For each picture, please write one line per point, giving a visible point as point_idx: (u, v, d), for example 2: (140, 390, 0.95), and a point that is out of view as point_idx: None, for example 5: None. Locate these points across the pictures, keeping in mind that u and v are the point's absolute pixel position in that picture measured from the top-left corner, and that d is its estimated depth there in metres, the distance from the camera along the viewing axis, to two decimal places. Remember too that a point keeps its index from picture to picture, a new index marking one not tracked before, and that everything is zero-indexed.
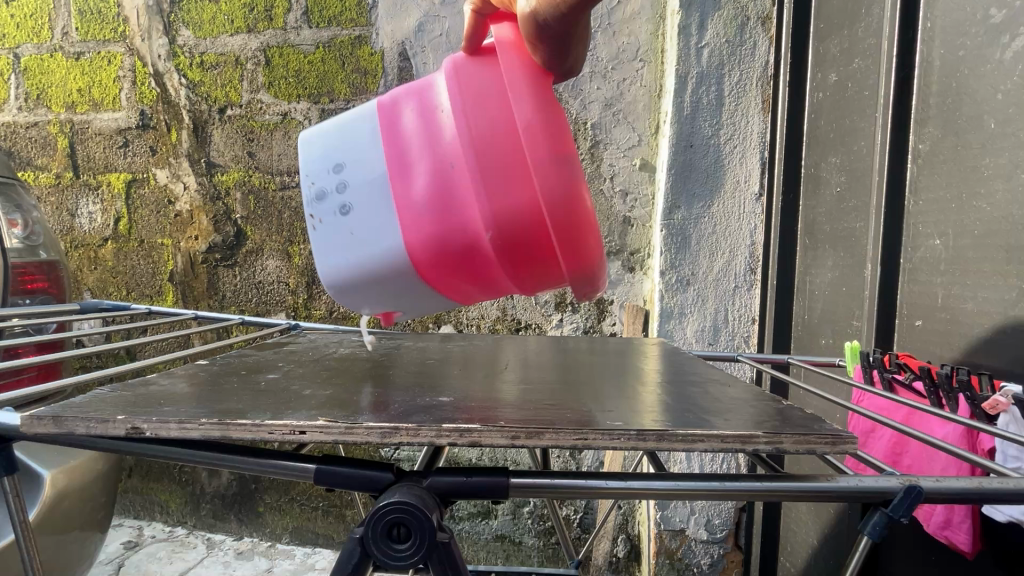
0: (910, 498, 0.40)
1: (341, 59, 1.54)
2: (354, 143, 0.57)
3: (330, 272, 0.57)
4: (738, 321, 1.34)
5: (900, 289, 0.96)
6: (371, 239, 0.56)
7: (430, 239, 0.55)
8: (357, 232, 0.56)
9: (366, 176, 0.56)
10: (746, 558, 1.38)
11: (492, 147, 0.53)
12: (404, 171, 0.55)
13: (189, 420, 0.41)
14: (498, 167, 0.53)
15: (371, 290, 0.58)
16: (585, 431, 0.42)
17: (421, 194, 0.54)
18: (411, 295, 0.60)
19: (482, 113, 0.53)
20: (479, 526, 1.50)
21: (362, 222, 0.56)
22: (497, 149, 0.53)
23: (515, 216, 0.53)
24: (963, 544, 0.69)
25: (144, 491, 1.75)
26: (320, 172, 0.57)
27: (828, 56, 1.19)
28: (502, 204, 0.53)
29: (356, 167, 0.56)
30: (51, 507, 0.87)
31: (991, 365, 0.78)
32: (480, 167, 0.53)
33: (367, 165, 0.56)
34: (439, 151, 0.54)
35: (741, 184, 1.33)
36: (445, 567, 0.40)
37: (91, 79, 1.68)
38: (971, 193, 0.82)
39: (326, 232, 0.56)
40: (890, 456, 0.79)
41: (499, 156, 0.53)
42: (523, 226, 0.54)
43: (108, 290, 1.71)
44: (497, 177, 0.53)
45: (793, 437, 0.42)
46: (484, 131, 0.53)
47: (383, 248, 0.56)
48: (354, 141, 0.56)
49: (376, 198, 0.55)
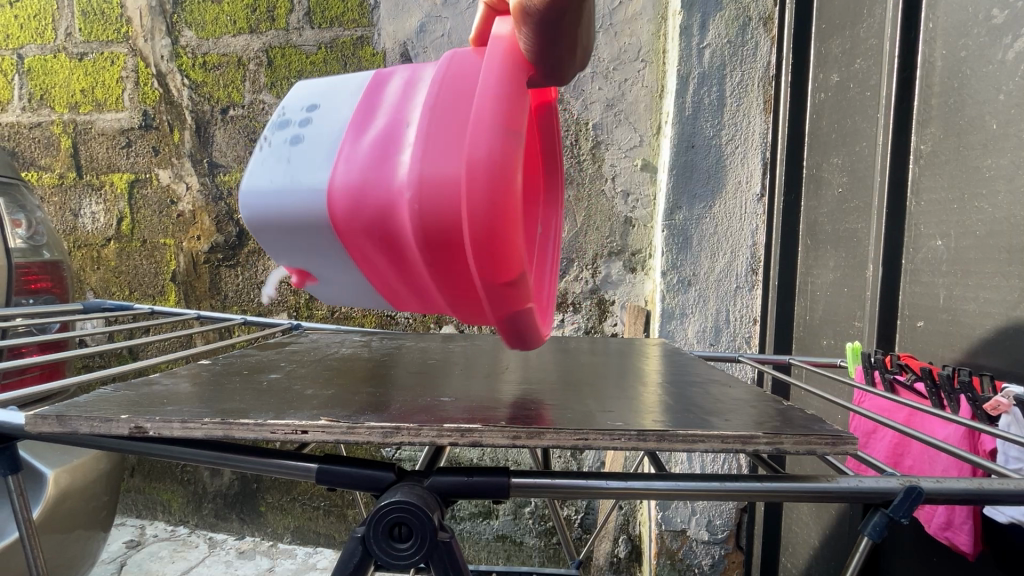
0: (910, 499, 0.40)
1: (343, 59, 1.54)
2: (334, 96, 0.58)
3: (251, 195, 0.55)
4: (739, 322, 1.34)
5: (902, 290, 0.96)
6: (298, 186, 0.54)
7: (359, 195, 0.51)
8: (291, 169, 0.54)
9: (323, 121, 0.56)
10: (747, 559, 1.38)
11: (451, 104, 0.49)
12: (363, 127, 0.53)
13: (192, 419, 0.42)
14: (446, 123, 0.48)
15: (291, 236, 0.55)
16: (586, 431, 0.42)
17: (368, 151, 0.51)
18: (328, 255, 0.56)
19: (453, 72, 0.50)
20: (480, 526, 1.51)
21: (301, 157, 0.54)
22: (451, 108, 0.48)
23: (439, 185, 0.47)
24: (964, 545, 0.68)
25: (147, 490, 1.76)
26: (297, 111, 0.58)
27: (830, 56, 1.19)
28: (433, 163, 0.47)
29: (322, 119, 0.56)
30: (54, 506, 0.87)
31: (993, 366, 0.78)
32: (427, 122, 0.48)
33: (332, 118, 0.56)
34: (404, 111, 0.52)
35: (743, 185, 1.33)
36: (445, 568, 0.40)
37: (94, 79, 1.69)
38: (973, 193, 0.82)
39: (269, 165, 0.56)
40: (892, 457, 0.79)
41: (451, 113, 0.48)
42: (444, 199, 0.47)
43: (111, 290, 1.72)
44: (441, 135, 0.48)
45: (794, 438, 0.42)
46: (445, 89, 0.49)
47: (301, 189, 0.53)
48: (334, 95, 0.58)
49: (325, 146, 0.54)
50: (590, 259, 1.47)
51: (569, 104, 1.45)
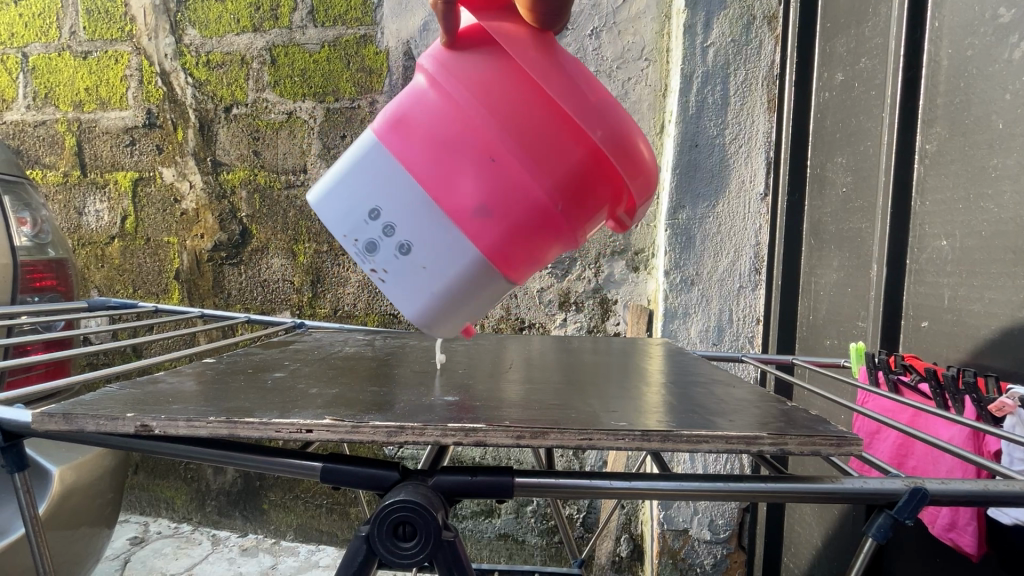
0: (916, 500, 0.40)
1: (346, 58, 1.54)
2: (376, 181, 0.52)
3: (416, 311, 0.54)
4: (743, 322, 1.34)
5: (906, 290, 0.96)
6: (444, 271, 0.53)
7: (512, 233, 0.52)
8: (428, 265, 0.53)
9: (402, 210, 0.52)
10: (749, 558, 1.38)
11: (520, 112, 0.50)
12: (444, 183, 0.51)
13: (197, 418, 0.42)
14: (536, 128, 0.50)
15: (463, 308, 0.55)
16: (590, 431, 0.42)
17: (479, 198, 0.51)
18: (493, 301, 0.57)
19: (486, 83, 0.50)
20: (483, 524, 1.51)
21: (422, 247, 0.52)
22: (524, 113, 0.50)
23: (577, 170, 0.51)
24: (969, 546, 0.69)
25: (151, 487, 1.77)
26: (359, 226, 0.53)
27: (834, 55, 1.18)
28: (556, 164, 0.51)
29: (391, 203, 0.52)
30: (59, 503, 0.88)
31: (998, 367, 0.77)
32: (520, 140, 0.50)
33: (401, 196, 0.52)
34: (473, 143, 0.51)
35: (747, 184, 1.32)
36: (449, 567, 0.40)
37: (98, 78, 1.69)
38: (978, 193, 0.81)
39: (400, 281, 0.54)
40: (896, 457, 0.79)
41: (530, 119, 0.50)
42: (588, 176, 0.52)
43: (115, 288, 1.72)
44: (543, 139, 0.50)
45: (798, 438, 0.42)
46: (498, 103, 0.50)
47: (461, 267, 0.53)
48: (368, 179, 0.53)
49: (431, 228, 0.52)
50: (593, 258, 1.47)
51: None
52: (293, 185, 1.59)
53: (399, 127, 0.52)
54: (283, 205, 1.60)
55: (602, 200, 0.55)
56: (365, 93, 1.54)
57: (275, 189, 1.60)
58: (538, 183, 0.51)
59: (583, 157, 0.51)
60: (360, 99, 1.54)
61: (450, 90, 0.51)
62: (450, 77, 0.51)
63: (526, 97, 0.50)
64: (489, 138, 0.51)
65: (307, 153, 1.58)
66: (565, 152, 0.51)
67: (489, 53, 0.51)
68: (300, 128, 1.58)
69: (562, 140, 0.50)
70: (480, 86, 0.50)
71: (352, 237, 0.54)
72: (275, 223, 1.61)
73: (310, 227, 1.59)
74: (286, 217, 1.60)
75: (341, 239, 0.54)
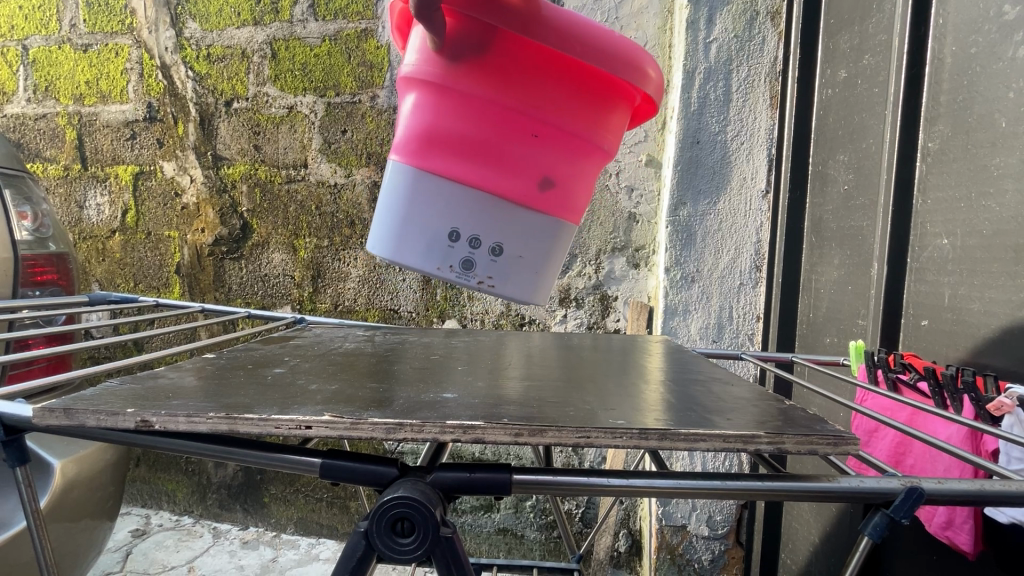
0: (911, 499, 0.40)
1: (347, 52, 1.54)
2: (445, 201, 0.65)
3: (521, 293, 0.70)
4: (743, 319, 1.34)
5: (906, 289, 0.96)
6: (532, 238, 0.69)
7: (570, 180, 0.69)
8: (517, 250, 0.68)
9: (479, 216, 0.66)
10: (747, 554, 1.38)
11: (537, 89, 0.64)
12: (508, 172, 0.66)
13: (197, 414, 0.42)
14: (555, 95, 0.65)
15: (551, 258, 0.71)
16: (587, 429, 0.42)
17: (538, 169, 0.66)
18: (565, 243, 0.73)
19: (502, 78, 0.64)
20: (482, 519, 1.52)
21: (504, 237, 0.67)
22: (540, 90, 0.64)
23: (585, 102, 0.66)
24: (965, 545, 0.69)
25: (152, 480, 1.77)
26: (448, 252, 0.66)
27: (838, 52, 1.18)
28: (582, 115, 0.67)
29: (465, 220, 0.66)
30: (60, 496, 0.88)
31: (998, 366, 0.77)
32: (550, 112, 0.65)
33: (470, 207, 0.66)
34: (517, 130, 0.65)
35: (748, 181, 1.32)
36: (447, 563, 0.40)
37: (98, 71, 1.69)
38: (980, 192, 0.81)
39: (503, 279, 0.69)
40: (894, 456, 0.79)
41: (547, 92, 0.65)
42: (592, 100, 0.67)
43: (116, 282, 1.73)
44: (564, 102, 0.65)
45: (796, 438, 0.42)
46: (517, 92, 0.64)
47: (541, 230, 0.69)
48: (442, 205, 0.65)
49: (511, 213, 0.67)
50: (593, 254, 1.47)
51: None
52: (294, 179, 1.59)
53: (444, 145, 0.64)
54: (284, 200, 1.60)
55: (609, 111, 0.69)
56: (366, 88, 1.54)
57: (275, 183, 1.60)
58: (574, 135, 0.67)
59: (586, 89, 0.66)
60: (361, 93, 1.54)
61: (474, 97, 0.64)
62: (468, 84, 0.63)
63: (538, 76, 0.64)
64: (525, 120, 0.65)
65: (308, 147, 1.58)
66: (582, 103, 0.66)
67: (488, 51, 0.63)
68: (301, 122, 1.58)
69: (576, 94, 0.66)
70: (499, 81, 0.64)
71: (447, 266, 0.67)
72: (275, 218, 1.61)
73: (311, 221, 1.59)
74: (287, 211, 1.60)
75: (434, 271, 0.67)
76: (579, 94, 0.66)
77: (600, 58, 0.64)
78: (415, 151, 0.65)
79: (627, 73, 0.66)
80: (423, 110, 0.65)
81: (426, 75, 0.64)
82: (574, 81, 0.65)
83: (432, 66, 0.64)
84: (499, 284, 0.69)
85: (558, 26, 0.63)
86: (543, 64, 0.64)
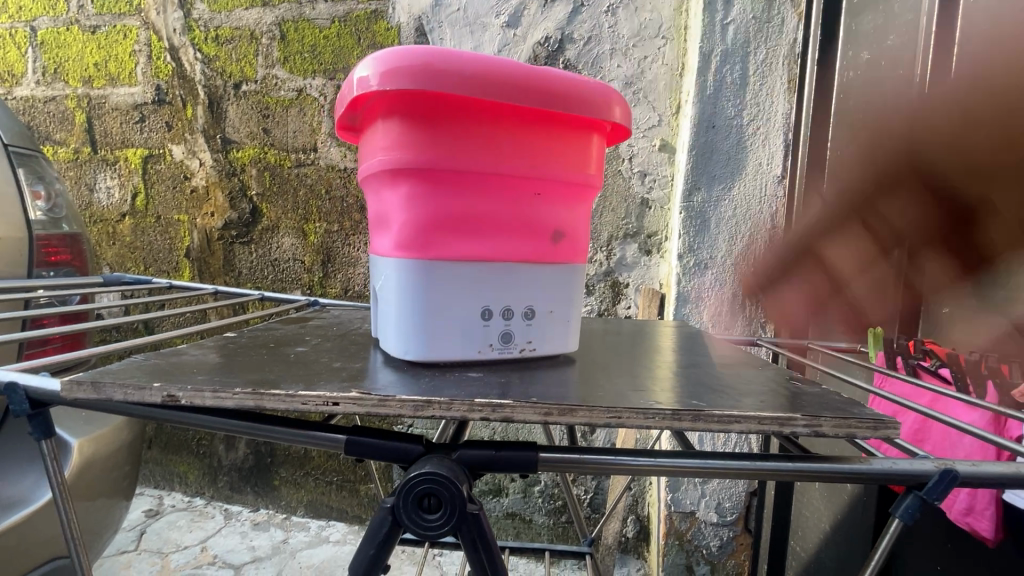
0: (946, 482, 0.39)
1: (356, 34, 1.52)
2: (451, 296, 0.53)
3: (556, 343, 0.60)
4: (756, 306, 1.32)
5: (927, 275, 0.94)
6: (559, 292, 0.59)
7: (574, 223, 0.59)
8: (548, 307, 0.58)
9: (496, 288, 0.55)
10: (755, 541, 1.38)
11: (522, 144, 0.53)
12: (517, 236, 0.55)
13: (223, 389, 0.42)
14: (542, 145, 0.54)
15: (581, 305, 0.62)
16: (618, 409, 0.42)
17: (549, 224, 0.57)
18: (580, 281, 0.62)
19: (479, 142, 0.52)
20: (491, 503, 1.53)
21: (529, 300, 0.57)
22: (526, 142, 0.54)
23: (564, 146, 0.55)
24: (985, 531, 0.68)
25: (164, 462, 1.80)
26: (481, 332, 0.55)
27: (860, 33, 1.15)
28: (575, 156, 0.57)
29: (481, 296, 0.54)
30: (79, 474, 0.89)
31: (1022, 353, 0.76)
32: (543, 163, 0.55)
33: (476, 285, 0.54)
34: (514, 192, 0.54)
35: (765, 166, 1.30)
36: (473, 538, 0.40)
37: (107, 53, 1.68)
38: (1008, 176, 0.79)
39: (543, 336, 0.58)
40: (915, 440, 0.78)
41: (533, 144, 0.54)
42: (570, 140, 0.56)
43: (127, 265, 1.73)
44: (554, 148, 0.55)
45: (833, 421, 0.41)
46: (502, 152, 0.53)
47: (561, 284, 0.59)
48: (453, 290, 0.53)
49: (527, 276, 0.56)
50: (605, 241, 1.46)
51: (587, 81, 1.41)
52: (303, 163, 1.58)
53: (440, 227, 0.53)
54: (293, 183, 1.59)
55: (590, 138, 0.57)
56: None
57: (285, 167, 1.59)
58: (575, 181, 0.57)
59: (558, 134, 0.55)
60: None
61: (444, 167, 0.51)
62: (445, 157, 0.51)
63: (528, 132, 0.53)
64: (525, 180, 0.55)
65: (318, 130, 1.56)
66: (572, 142, 0.56)
67: (457, 110, 0.50)
68: (310, 105, 1.56)
69: (564, 136, 0.55)
70: (477, 146, 0.52)
71: (486, 347, 0.55)
72: (285, 202, 1.61)
73: (321, 206, 1.58)
74: (296, 195, 1.59)
75: (477, 356, 0.55)
76: (568, 135, 0.55)
77: (580, 92, 0.53)
78: (403, 248, 0.53)
79: (610, 102, 0.55)
80: (398, 197, 0.53)
81: (391, 161, 0.52)
82: (559, 124, 0.55)
83: (395, 149, 0.52)
84: (540, 342, 0.58)
85: (522, 68, 0.50)
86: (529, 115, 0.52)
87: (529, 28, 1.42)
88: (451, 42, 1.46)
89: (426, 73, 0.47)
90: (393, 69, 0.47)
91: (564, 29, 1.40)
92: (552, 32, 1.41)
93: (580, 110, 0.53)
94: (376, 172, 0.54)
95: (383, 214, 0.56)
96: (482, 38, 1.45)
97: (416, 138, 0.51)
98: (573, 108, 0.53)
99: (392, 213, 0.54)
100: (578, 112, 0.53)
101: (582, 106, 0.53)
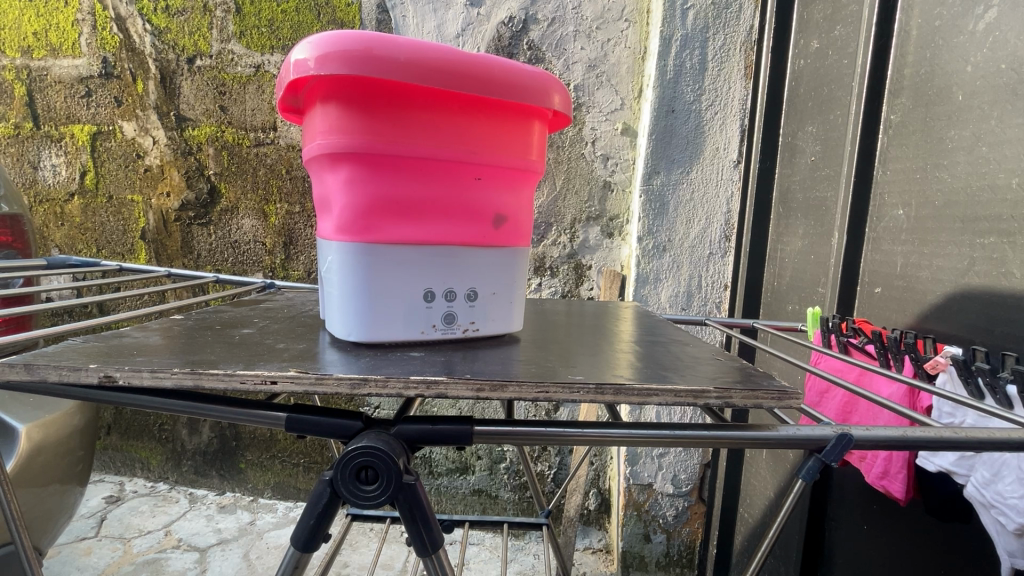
0: (841, 444, 0.44)
1: (316, 9, 1.47)
2: (395, 277, 0.55)
3: (497, 324, 0.61)
4: (711, 288, 1.37)
5: (863, 258, 1.00)
6: (502, 274, 0.61)
7: (519, 207, 0.61)
8: (492, 289, 0.60)
9: (439, 271, 0.57)
10: (707, 511, 1.46)
11: (463, 131, 0.55)
12: (461, 220, 0.57)
13: (161, 368, 0.42)
14: (483, 131, 0.56)
15: (525, 287, 0.64)
16: (548, 384, 0.45)
17: (491, 207, 0.58)
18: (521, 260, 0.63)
19: (419, 128, 0.53)
20: (457, 481, 1.56)
21: (475, 280, 0.59)
22: (468, 128, 0.55)
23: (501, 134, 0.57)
24: (897, 492, 0.73)
25: (124, 448, 1.76)
26: (426, 313, 0.57)
27: (812, 22, 1.18)
28: (516, 141, 0.58)
29: (426, 276, 0.56)
30: (26, 461, 0.87)
31: (939, 330, 0.82)
32: (485, 148, 0.56)
33: (422, 266, 0.56)
34: (456, 177, 0.56)
35: (721, 151, 1.33)
36: (410, 507, 0.43)
37: (47, 21, 1.59)
38: (935, 164, 0.84)
39: (486, 317, 0.60)
40: (842, 414, 0.85)
41: (474, 130, 0.55)
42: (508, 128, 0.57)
43: (76, 247, 1.67)
44: (495, 133, 0.56)
45: (742, 392, 0.44)
46: (444, 137, 0.54)
47: (503, 264, 0.61)
48: (395, 273, 0.55)
49: (469, 260, 0.58)
50: (569, 223, 1.48)
51: (551, 63, 1.41)
52: (263, 142, 1.54)
53: (382, 212, 0.54)
54: (253, 163, 1.55)
55: (531, 127, 0.59)
56: None
57: (244, 147, 1.55)
58: (517, 167, 0.59)
59: (494, 121, 0.56)
60: None
61: (384, 153, 0.52)
62: (385, 142, 0.52)
63: (468, 120, 0.54)
64: (468, 165, 0.56)
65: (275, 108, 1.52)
66: (513, 129, 0.58)
67: (398, 95, 0.51)
68: (269, 83, 1.52)
69: (505, 122, 0.57)
70: (416, 132, 0.53)
71: (429, 327, 0.57)
72: (245, 182, 1.56)
73: (282, 187, 1.55)
74: (257, 175, 1.56)
75: (420, 336, 0.57)
76: (509, 121, 0.57)
77: (520, 81, 0.55)
78: (346, 232, 0.54)
79: (550, 90, 0.57)
80: (338, 181, 0.54)
81: (331, 146, 0.52)
82: (500, 110, 0.56)
83: (334, 134, 0.52)
84: (483, 324, 0.60)
85: (462, 56, 0.51)
86: (468, 105, 0.54)
87: (493, 7, 1.41)
88: (415, 20, 1.43)
89: (364, 60, 0.48)
90: (330, 54, 0.48)
91: (528, 10, 1.40)
92: (515, 12, 1.40)
93: (519, 97, 0.55)
94: (316, 157, 0.54)
95: (326, 199, 0.56)
96: (445, 16, 1.42)
97: (355, 122, 0.51)
98: (511, 95, 0.54)
99: (333, 195, 0.54)
100: (517, 99, 0.55)
101: (521, 93, 0.55)
